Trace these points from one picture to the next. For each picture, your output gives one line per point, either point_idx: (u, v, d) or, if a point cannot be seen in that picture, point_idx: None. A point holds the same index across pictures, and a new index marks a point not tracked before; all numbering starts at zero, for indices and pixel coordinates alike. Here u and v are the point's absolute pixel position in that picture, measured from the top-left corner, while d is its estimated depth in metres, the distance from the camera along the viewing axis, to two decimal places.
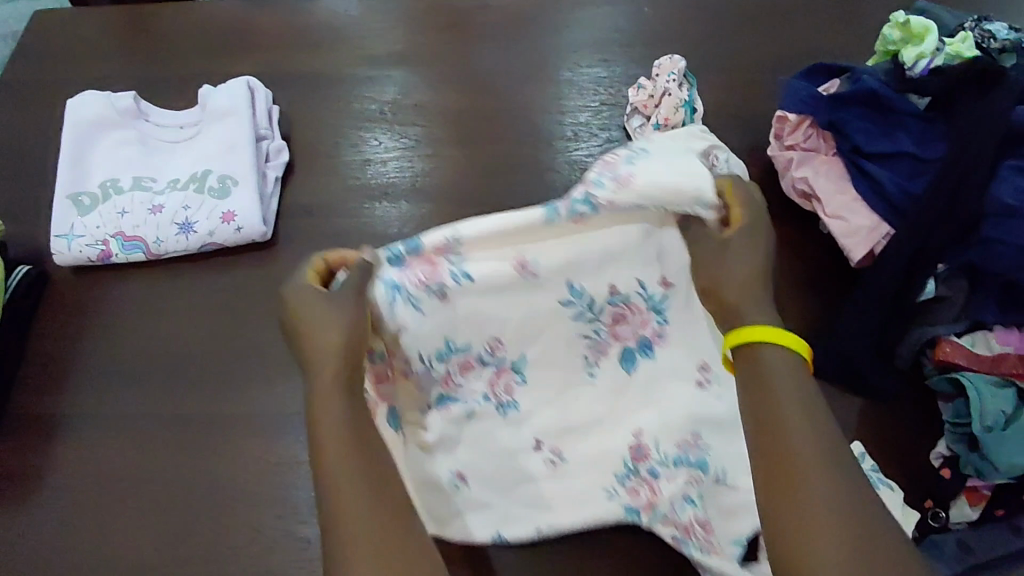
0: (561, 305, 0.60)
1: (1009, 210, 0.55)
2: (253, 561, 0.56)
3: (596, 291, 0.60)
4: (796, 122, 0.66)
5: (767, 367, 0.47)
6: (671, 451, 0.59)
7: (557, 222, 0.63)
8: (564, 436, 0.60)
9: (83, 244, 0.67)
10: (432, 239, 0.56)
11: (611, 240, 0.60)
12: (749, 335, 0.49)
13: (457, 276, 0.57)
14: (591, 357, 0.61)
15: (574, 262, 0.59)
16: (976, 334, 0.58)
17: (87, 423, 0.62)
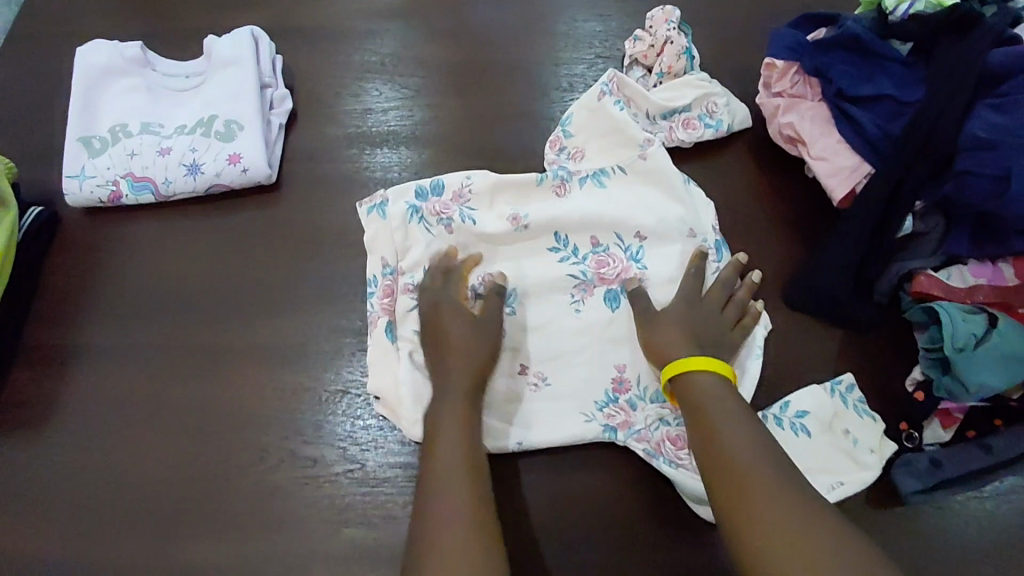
0: (550, 252, 0.66)
1: (980, 142, 0.56)
2: (262, 477, 0.60)
3: (580, 240, 0.66)
4: (783, 69, 0.68)
5: (698, 389, 0.55)
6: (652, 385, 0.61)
7: (562, 175, 0.68)
8: (551, 363, 0.63)
9: (94, 184, 0.70)
10: (452, 185, 0.67)
11: (582, 198, 0.67)
12: (684, 367, 0.57)
13: (466, 216, 0.66)
14: (578, 296, 0.65)
15: (562, 216, 0.66)
16: (952, 268, 0.61)
17: (101, 353, 0.65)
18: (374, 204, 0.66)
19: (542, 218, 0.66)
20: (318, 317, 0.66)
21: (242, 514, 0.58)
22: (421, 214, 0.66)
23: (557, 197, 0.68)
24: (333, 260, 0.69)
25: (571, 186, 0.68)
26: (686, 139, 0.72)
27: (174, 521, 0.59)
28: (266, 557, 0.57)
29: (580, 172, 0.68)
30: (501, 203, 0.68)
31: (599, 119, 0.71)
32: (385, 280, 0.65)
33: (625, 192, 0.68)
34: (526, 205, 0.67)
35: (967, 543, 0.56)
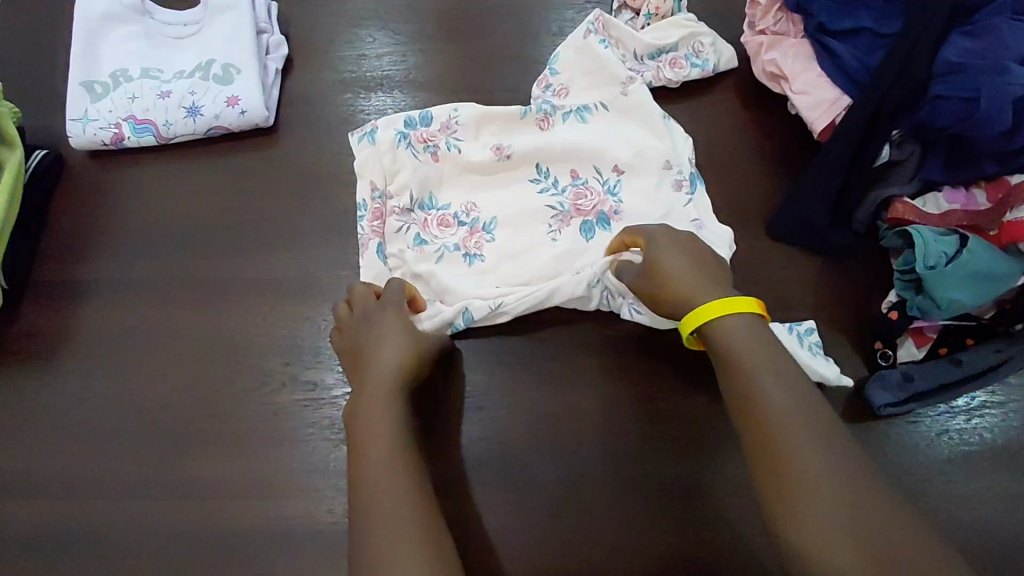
0: (529, 182, 0.69)
1: (952, 67, 0.58)
2: (264, 399, 0.63)
3: (560, 173, 0.69)
4: (766, 7, 0.70)
5: (730, 336, 0.50)
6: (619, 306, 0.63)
7: (546, 109, 0.70)
8: (522, 284, 0.64)
9: (97, 127, 0.72)
10: (439, 115, 0.69)
11: (562, 130, 0.70)
12: (704, 315, 0.52)
13: (451, 144, 0.69)
14: (555, 226, 0.66)
15: (542, 146, 0.68)
16: (927, 196, 0.63)
17: (108, 286, 0.68)
18: (365, 132, 0.68)
19: (525, 148, 0.69)
20: (316, 251, 0.69)
21: (246, 432, 0.61)
22: (409, 139, 0.68)
23: (540, 131, 0.70)
24: (329, 196, 0.71)
25: (554, 120, 0.70)
26: (673, 78, 0.74)
27: (181, 442, 0.61)
28: (270, 473, 0.60)
29: (564, 107, 0.70)
30: (488, 135, 0.70)
31: (586, 57, 0.72)
32: (374, 203, 0.66)
33: (606, 127, 0.70)
34: (510, 137, 0.70)
35: (937, 454, 0.59)
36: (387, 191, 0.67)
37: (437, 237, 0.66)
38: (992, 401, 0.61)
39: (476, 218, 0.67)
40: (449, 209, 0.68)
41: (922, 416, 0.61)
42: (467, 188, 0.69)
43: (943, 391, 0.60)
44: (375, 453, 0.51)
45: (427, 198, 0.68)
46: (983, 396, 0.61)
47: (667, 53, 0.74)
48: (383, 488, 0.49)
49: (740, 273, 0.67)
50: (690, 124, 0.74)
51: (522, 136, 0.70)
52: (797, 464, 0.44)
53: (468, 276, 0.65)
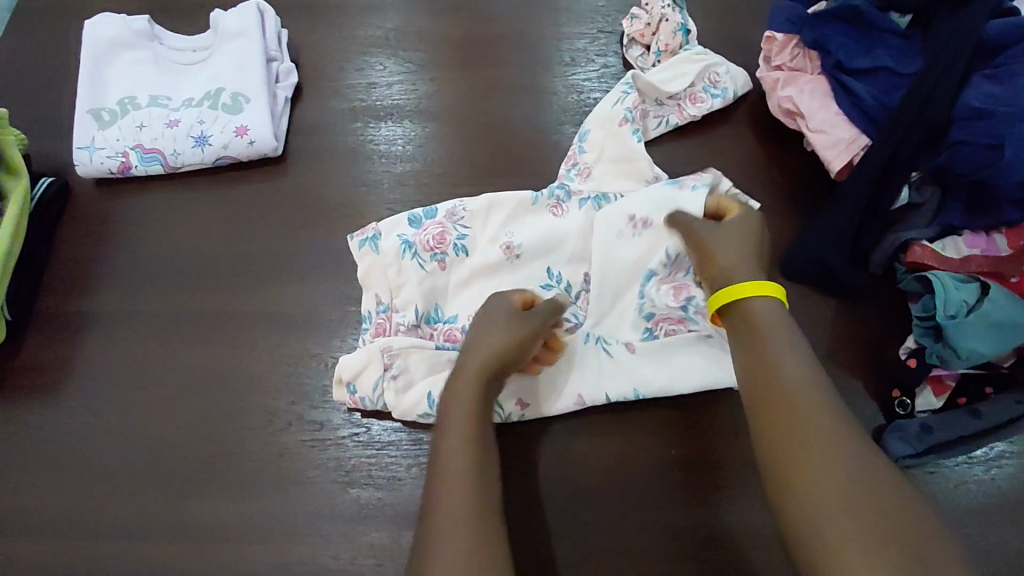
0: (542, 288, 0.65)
1: (975, 112, 0.57)
2: (269, 438, 0.62)
3: (572, 276, 0.66)
4: (783, 42, 0.69)
5: (757, 318, 0.52)
6: (622, 392, 0.61)
7: (558, 195, 0.68)
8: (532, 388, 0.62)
9: (105, 156, 0.71)
10: (444, 208, 0.67)
11: (575, 220, 0.67)
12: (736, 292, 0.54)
13: (459, 246, 0.66)
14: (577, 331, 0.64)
15: (551, 243, 0.66)
16: (947, 239, 0.62)
17: (112, 318, 0.67)
18: (367, 237, 0.66)
19: (536, 245, 0.66)
20: (323, 284, 0.68)
21: (250, 473, 0.60)
22: (414, 248, 0.65)
23: (553, 217, 0.67)
24: (337, 229, 0.70)
25: (568, 206, 0.68)
26: (697, 114, 0.73)
27: (184, 481, 0.60)
28: (275, 515, 0.59)
29: (580, 193, 0.68)
30: (495, 224, 0.67)
31: (612, 140, 0.70)
32: (378, 318, 0.64)
33: (620, 214, 0.65)
34: (517, 227, 0.67)
35: (954, 507, 0.58)
36: (392, 304, 0.64)
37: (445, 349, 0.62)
38: (1010, 451, 0.60)
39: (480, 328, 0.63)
40: (458, 322, 0.64)
41: (940, 467, 0.59)
42: (473, 293, 0.65)
43: (963, 443, 0.59)
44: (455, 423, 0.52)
45: (433, 311, 0.64)
46: (1003, 447, 0.60)
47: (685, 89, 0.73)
48: (455, 467, 0.50)
49: None
50: (703, 160, 0.73)
51: (530, 226, 0.67)
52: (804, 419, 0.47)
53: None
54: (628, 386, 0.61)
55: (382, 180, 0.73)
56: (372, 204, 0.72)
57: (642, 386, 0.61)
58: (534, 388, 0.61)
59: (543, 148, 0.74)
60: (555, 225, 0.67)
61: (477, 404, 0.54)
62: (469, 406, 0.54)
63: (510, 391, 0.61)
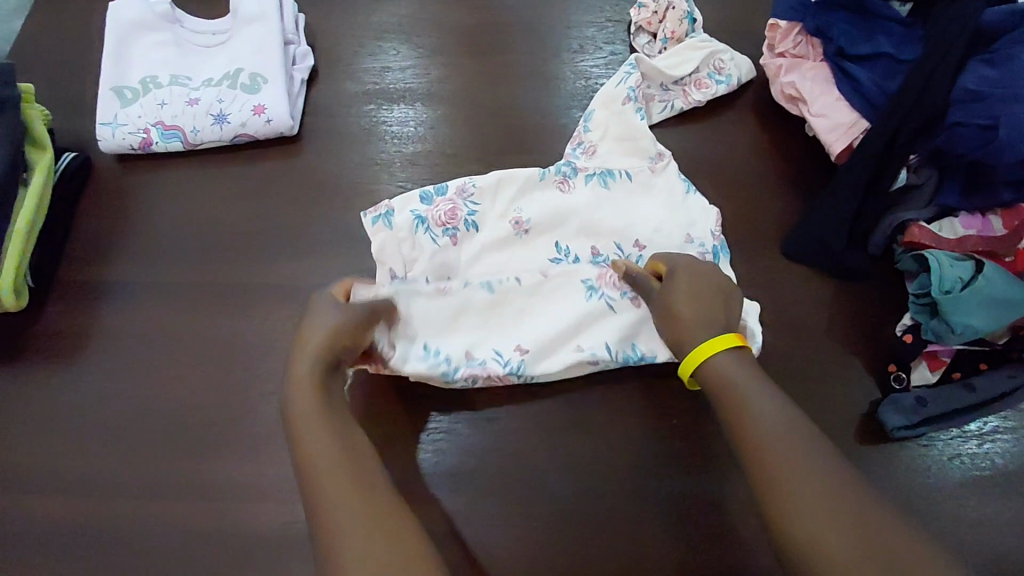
0: (551, 261, 0.67)
1: (971, 95, 0.59)
2: (282, 404, 0.63)
3: (581, 250, 0.67)
4: (787, 29, 0.71)
5: (728, 374, 0.54)
6: (622, 347, 0.63)
7: (566, 171, 0.69)
8: (545, 346, 0.63)
9: (127, 132, 0.73)
10: (453, 184, 0.68)
11: (583, 197, 0.69)
12: (698, 359, 0.56)
13: (469, 221, 0.67)
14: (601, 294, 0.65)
15: (563, 220, 0.68)
16: (942, 221, 0.64)
17: (131, 288, 0.69)
18: (380, 213, 0.65)
19: (544, 219, 0.68)
20: (335, 258, 0.70)
21: (263, 437, 0.62)
22: (426, 223, 0.66)
23: (561, 193, 0.69)
24: (348, 206, 0.72)
25: (574, 183, 0.69)
26: (702, 99, 0.75)
27: (198, 444, 0.62)
28: (287, 477, 0.61)
29: (586, 170, 0.70)
30: (504, 201, 0.68)
31: (615, 116, 0.72)
32: None
33: (626, 198, 0.69)
34: (525, 203, 0.68)
35: (949, 478, 0.59)
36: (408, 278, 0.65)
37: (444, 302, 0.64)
38: (1004, 426, 0.61)
39: (505, 279, 0.65)
40: None
41: (936, 441, 0.61)
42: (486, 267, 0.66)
43: (957, 416, 0.60)
44: (306, 417, 0.51)
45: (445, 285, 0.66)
46: (996, 422, 0.62)
47: (692, 75, 0.75)
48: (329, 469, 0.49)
49: (755, 293, 0.67)
50: (707, 144, 0.75)
51: (539, 203, 0.68)
52: (766, 431, 0.49)
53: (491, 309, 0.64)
54: (629, 340, 0.63)
55: (395, 160, 0.75)
56: (384, 182, 0.74)
57: (640, 341, 0.63)
58: (538, 339, 0.63)
59: (551, 131, 0.76)
60: (563, 201, 0.68)
61: (319, 380, 0.54)
62: (314, 426, 0.51)
63: (508, 343, 0.63)
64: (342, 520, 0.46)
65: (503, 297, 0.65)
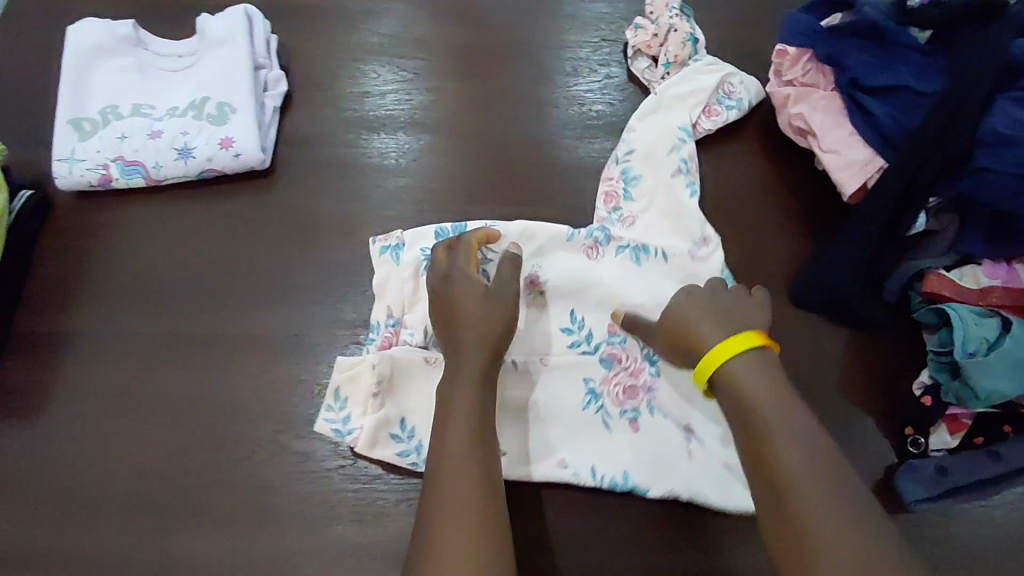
0: (561, 331, 0.62)
1: (1001, 138, 0.55)
2: (252, 469, 0.59)
3: (597, 326, 0.62)
4: (795, 57, 0.65)
5: (742, 380, 0.48)
6: (610, 472, 0.57)
7: (598, 236, 0.65)
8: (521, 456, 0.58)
9: (84, 168, 0.68)
10: (474, 226, 0.65)
11: (609, 267, 0.64)
12: (710, 364, 0.50)
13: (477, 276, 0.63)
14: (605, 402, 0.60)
15: (580, 292, 0.63)
16: (964, 268, 0.59)
17: (91, 340, 0.64)
18: (389, 244, 0.65)
19: (563, 283, 0.63)
20: (310, 305, 0.65)
21: (231, 506, 0.58)
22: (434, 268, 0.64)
23: (587, 259, 0.65)
24: (324, 247, 0.67)
25: (605, 250, 0.65)
26: (711, 128, 0.70)
27: (162, 514, 0.58)
28: (258, 553, 0.56)
29: (620, 240, 0.65)
30: (525, 256, 0.64)
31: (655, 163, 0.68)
32: (386, 330, 0.62)
33: (659, 276, 0.64)
34: (546, 261, 0.64)
35: (970, 554, 0.55)
36: (403, 319, 0.63)
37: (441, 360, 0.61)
38: None
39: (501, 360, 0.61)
40: None
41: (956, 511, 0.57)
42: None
43: (977, 489, 0.57)
44: (457, 419, 0.51)
45: None
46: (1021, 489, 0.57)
47: (700, 102, 0.70)
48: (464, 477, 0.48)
49: None
50: (710, 179, 0.69)
51: (564, 264, 0.64)
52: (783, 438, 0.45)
53: None
54: (619, 466, 0.57)
55: (376, 196, 0.70)
56: (363, 219, 0.69)
57: (634, 472, 0.57)
58: (516, 444, 0.58)
59: (542, 164, 0.71)
60: (588, 267, 0.64)
61: (476, 385, 0.53)
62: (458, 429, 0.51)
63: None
64: (450, 523, 0.46)
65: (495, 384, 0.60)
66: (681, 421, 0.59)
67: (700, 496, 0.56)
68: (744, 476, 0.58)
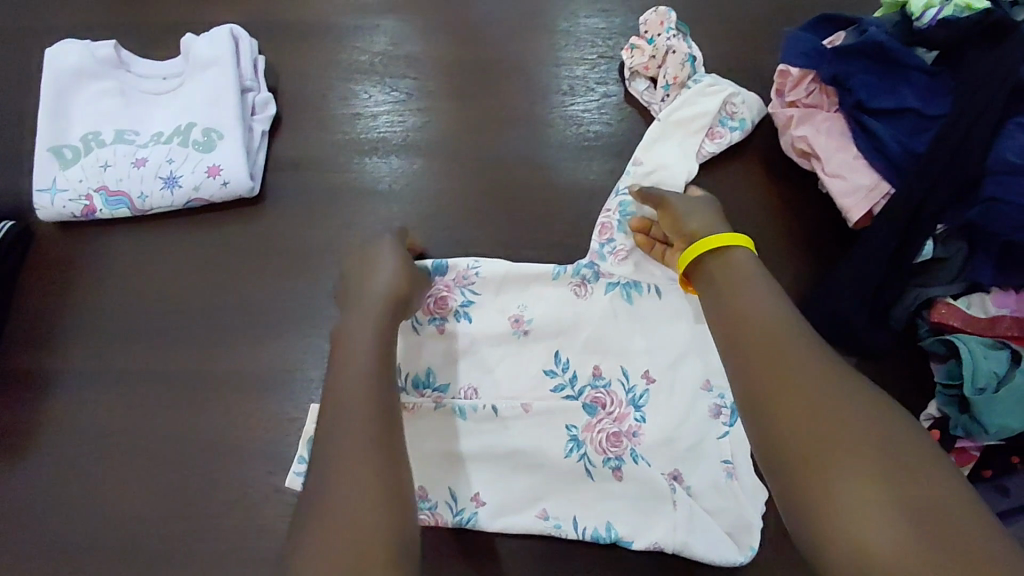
0: (544, 372, 0.61)
1: (1010, 167, 0.54)
2: (246, 511, 0.58)
3: (580, 368, 0.61)
4: (797, 78, 0.64)
5: (730, 267, 0.52)
6: (592, 525, 0.57)
7: (585, 274, 0.63)
8: (503, 508, 0.57)
9: (67, 199, 0.66)
10: (456, 266, 0.63)
11: (593, 307, 0.62)
12: (705, 246, 0.53)
13: (462, 313, 0.62)
14: (589, 449, 0.58)
15: (563, 334, 0.61)
16: (972, 296, 0.57)
17: (76, 378, 0.62)
18: None
19: (548, 323, 0.62)
20: (303, 339, 0.63)
21: (225, 551, 0.56)
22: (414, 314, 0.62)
23: (575, 297, 0.63)
24: (316, 277, 0.66)
25: (594, 288, 0.63)
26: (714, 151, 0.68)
27: (155, 560, 0.56)
28: None
29: (610, 276, 0.63)
30: (508, 295, 0.63)
31: None
32: None
33: (648, 317, 0.62)
34: (530, 299, 0.62)
35: None
36: None
37: (438, 398, 0.60)
38: None
39: (480, 406, 0.59)
40: (448, 390, 0.60)
41: None
42: (471, 365, 0.61)
43: None
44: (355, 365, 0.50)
45: (424, 374, 0.61)
46: None
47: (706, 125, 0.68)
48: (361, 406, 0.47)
49: None
50: None
51: (543, 303, 0.62)
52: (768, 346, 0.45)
53: (460, 439, 0.59)
54: (602, 517, 0.57)
55: (369, 222, 0.68)
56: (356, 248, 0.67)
57: (617, 523, 0.57)
58: (498, 492, 0.58)
59: (538, 187, 0.69)
60: (574, 307, 0.62)
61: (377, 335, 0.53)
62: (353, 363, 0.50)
63: (466, 487, 0.58)
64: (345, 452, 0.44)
65: (475, 429, 0.59)
66: (667, 468, 0.58)
67: (685, 548, 0.56)
68: (733, 522, 0.57)
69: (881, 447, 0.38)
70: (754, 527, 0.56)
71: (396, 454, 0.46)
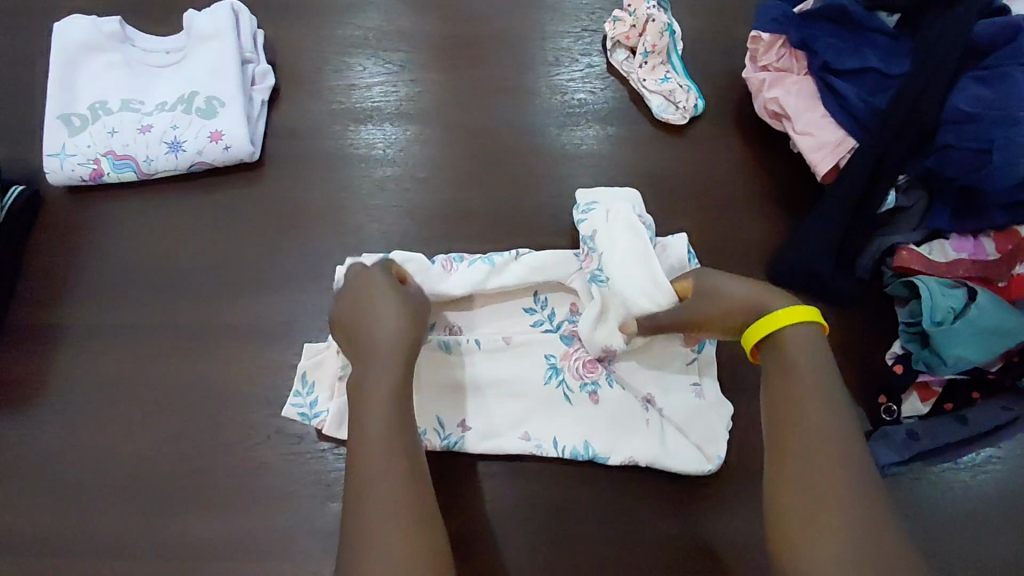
0: (525, 311, 0.64)
1: (964, 116, 0.57)
2: (249, 452, 0.61)
3: (558, 305, 0.64)
4: (769, 43, 0.67)
5: (794, 347, 0.50)
6: (571, 443, 0.60)
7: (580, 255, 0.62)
8: (486, 430, 0.60)
9: (75, 163, 0.69)
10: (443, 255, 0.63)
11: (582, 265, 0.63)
12: (768, 328, 0.52)
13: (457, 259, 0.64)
14: (568, 375, 0.62)
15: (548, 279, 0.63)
16: (933, 243, 0.62)
17: (86, 331, 0.65)
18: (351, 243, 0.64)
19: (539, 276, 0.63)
20: (302, 293, 0.66)
21: (229, 488, 0.59)
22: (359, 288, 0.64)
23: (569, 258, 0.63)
24: (314, 236, 0.69)
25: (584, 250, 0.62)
26: (682, 115, 0.73)
27: (163, 498, 0.59)
28: (258, 535, 0.58)
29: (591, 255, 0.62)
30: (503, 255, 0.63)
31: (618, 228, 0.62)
32: None
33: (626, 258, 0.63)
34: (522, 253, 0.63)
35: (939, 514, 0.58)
36: None
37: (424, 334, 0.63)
38: (996, 456, 0.60)
39: (463, 340, 0.63)
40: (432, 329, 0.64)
41: (927, 473, 0.59)
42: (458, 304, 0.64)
43: (951, 451, 0.59)
44: (372, 436, 0.49)
45: None
46: (988, 451, 0.60)
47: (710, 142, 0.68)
48: (384, 476, 0.47)
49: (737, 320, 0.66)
50: (689, 164, 0.72)
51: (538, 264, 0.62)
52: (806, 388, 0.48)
53: (444, 371, 0.62)
54: (580, 437, 0.60)
55: (363, 186, 0.71)
56: (352, 209, 0.70)
57: (594, 441, 0.60)
58: (482, 419, 0.61)
59: (525, 151, 0.73)
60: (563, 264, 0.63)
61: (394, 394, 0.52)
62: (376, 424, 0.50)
63: (452, 416, 0.61)
64: (374, 524, 0.45)
65: (459, 362, 0.62)
66: (641, 392, 0.61)
67: (659, 462, 0.59)
68: (701, 435, 0.60)
69: (856, 513, 0.42)
70: (720, 440, 0.60)
71: (424, 525, 0.46)
